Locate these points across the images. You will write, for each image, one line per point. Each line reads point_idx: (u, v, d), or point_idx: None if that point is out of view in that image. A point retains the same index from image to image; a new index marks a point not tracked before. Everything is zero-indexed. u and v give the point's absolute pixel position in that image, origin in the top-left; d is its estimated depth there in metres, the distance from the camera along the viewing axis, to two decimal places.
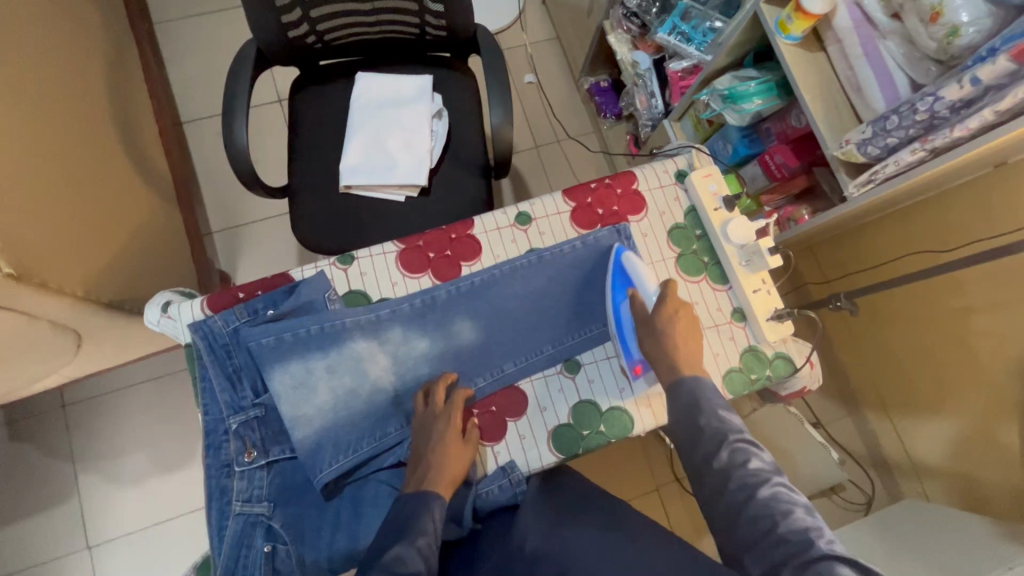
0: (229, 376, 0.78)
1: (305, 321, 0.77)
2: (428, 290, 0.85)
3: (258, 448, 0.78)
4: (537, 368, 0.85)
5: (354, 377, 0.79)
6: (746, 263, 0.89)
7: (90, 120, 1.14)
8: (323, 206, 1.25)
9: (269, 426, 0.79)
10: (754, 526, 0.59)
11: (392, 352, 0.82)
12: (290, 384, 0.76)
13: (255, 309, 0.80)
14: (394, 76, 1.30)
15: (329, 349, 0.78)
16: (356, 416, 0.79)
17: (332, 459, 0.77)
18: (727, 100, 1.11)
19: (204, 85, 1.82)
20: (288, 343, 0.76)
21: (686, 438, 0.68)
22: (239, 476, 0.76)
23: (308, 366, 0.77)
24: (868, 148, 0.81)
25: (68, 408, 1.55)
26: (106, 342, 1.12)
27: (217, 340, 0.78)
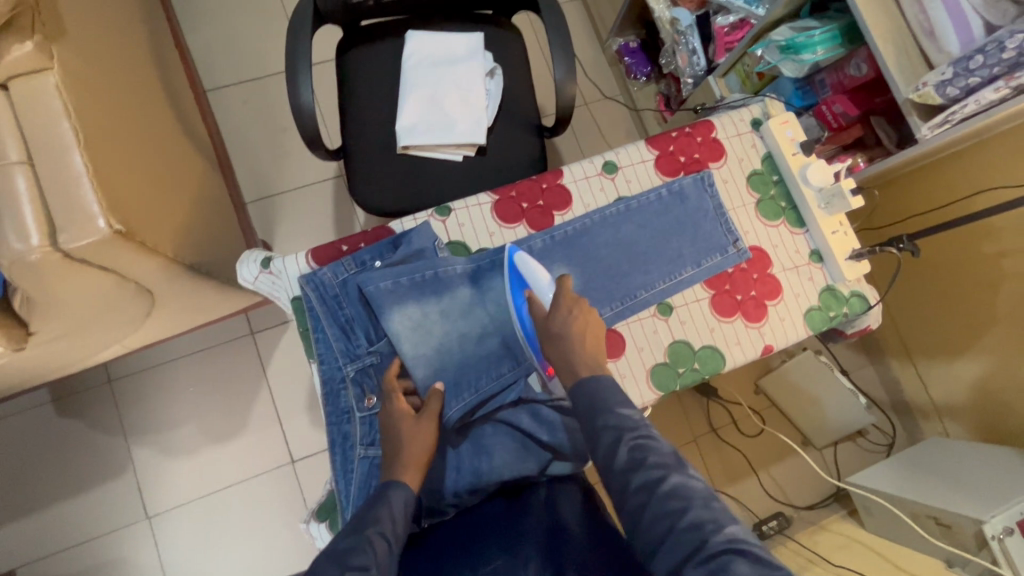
0: (342, 326, 0.80)
1: (414, 270, 0.79)
2: (524, 239, 0.87)
3: (376, 394, 0.79)
4: (632, 312, 0.88)
5: (466, 321, 0.82)
6: (825, 206, 0.93)
7: (142, 80, 1.11)
8: (380, 167, 1.24)
9: (385, 373, 0.81)
10: (657, 520, 0.55)
11: (497, 298, 0.84)
12: (408, 327, 0.78)
13: (363, 260, 0.82)
14: (444, 34, 1.28)
15: (437, 296, 0.80)
16: (471, 358, 0.81)
17: (454, 400, 0.78)
18: (786, 52, 1.13)
19: (227, 52, 1.77)
20: (404, 288, 0.78)
21: (586, 438, 0.64)
22: (360, 422, 0.78)
23: (423, 311, 0.79)
24: (947, 88, 0.84)
25: (114, 383, 1.54)
26: (175, 307, 1.12)
27: (328, 291, 0.80)
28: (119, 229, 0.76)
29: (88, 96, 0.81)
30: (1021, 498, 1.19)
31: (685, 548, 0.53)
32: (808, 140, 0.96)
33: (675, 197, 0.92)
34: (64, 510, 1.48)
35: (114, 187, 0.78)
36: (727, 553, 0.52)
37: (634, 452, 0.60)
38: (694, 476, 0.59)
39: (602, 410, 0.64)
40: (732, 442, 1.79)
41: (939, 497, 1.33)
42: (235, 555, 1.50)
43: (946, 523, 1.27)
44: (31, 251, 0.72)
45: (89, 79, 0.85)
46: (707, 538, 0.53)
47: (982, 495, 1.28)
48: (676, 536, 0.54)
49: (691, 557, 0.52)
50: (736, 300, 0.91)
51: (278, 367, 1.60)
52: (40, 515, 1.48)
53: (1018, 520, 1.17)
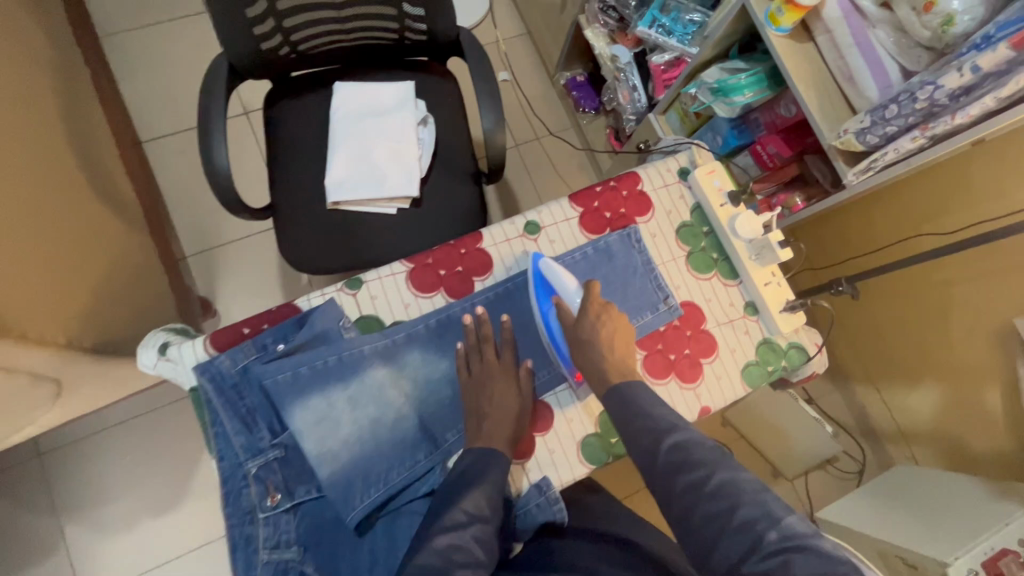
0: (242, 418, 0.74)
1: (319, 353, 0.74)
2: (441, 308, 0.83)
3: (282, 490, 0.74)
4: (560, 380, 0.84)
5: (377, 406, 0.77)
6: (756, 257, 0.90)
7: (48, 150, 1.06)
8: (310, 224, 1.20)
9: (291, 466, 0.75)
10: (707, 520, 0.60)
11: (412, 376, 0.79)
12: (312, 419, 0.73)
13: (265, 344, 0.76)
14: (374, 84, 1.25)
15: (346, 380, 0.76)
16: (384, 445, 0.76)
17: (363, 494, 0.74)
18: (717, 94, 1.12)
19: (163, 101, 1.72)
20: (305, 378, 0.74)
21: (626, 439, 0.70)
22: (263, 523, 0.72)
23: (329, 399, 0.74)
24: (867, 136, 0.83)
25: (44, 457, 1.45)
26: (90, 387, 1.06)
27: (225, 381, 0.74)
28: None
29: None
30: (984, 537, 1.15)
31: (742, 546, 0.58)
32: (736, 189, 0.93)
33: (602, 255, 0.88)
34: None
35: None
36: (784, 550, 0.56)
37: (675, 452, 0.65)
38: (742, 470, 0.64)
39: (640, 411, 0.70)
40: None
41: (905, 535, 1.29)
42: None
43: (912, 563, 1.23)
44: None
45: None
46: (761, 536, 0.57)
47: (946, 533, 1.24)
48: (730, 534, 0.59)
49: (749, 553, 0.57)
50: (669, 359, 0.87)
51: None
52: None
53: (984, 562, 1.13)
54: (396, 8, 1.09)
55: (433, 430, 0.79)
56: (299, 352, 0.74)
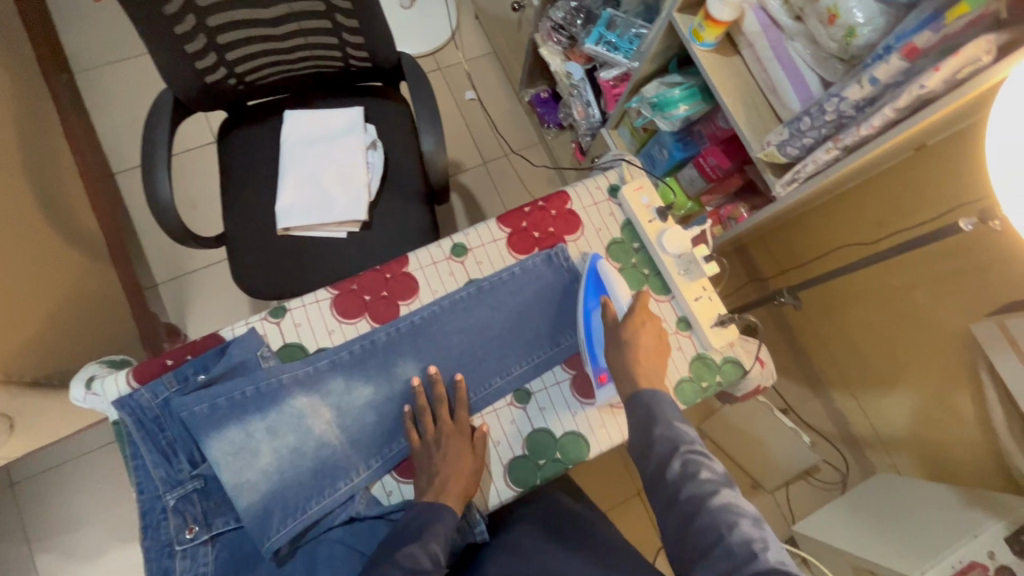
0: (163, 451, 0.75)
1: (238, 385, 0.75)
2: (365, 335, 0.83)
3: (200, 522, 0.74)
4: (486, 402, 0.84)
5: (297, 435, 0.77)
6: (685, 272, 0.89)
7: (1, 187, 1.09)
8: (261, 250, 1.21)
9: (211, 497, 0.76)
10: (704, 531, 0.63)
11: (335, 404, 0.80)
12: (229, 450, 0.74)
13: (186, 376, 0.77)
14: (323, 111, 1.27)
15: (265, 411, 0.76)
16: (303, 475, 0.76)
17: (280, 524, 0.74)
18: (656, 108, 1.12)
19: (135, 132, 1.76)
20: (223, 409, 0.75)
21: (640, 445, 0.73)
22: (181, 556, 0.73)
23: (247, 430, 0.75)
24: (787, 149, 0.83)
25: (17, 486, 1.47)
26: (41, 418, 1.07)
27: (145, 414, 0.75)
28: None
29: None
30: (952, 549, 1.11)
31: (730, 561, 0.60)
32: (665, 205, 0.93)
33: (529, 275, 0.88)
34: None
35: None
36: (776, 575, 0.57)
37: (686, 466, 0.68)
38: (744, 499, 0.66)
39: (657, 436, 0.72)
40: None
41: (876, 550, 1.25)
42: None
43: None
44: None
45: None
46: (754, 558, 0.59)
47: (916, 545, 1.20)
48: (722, 550, 0.61)
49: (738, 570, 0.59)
50: None
51: None
52: None
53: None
54: (336, 37, 1.12)
55: (356, 458, 0.79)
56: (219, 385, 0.75)
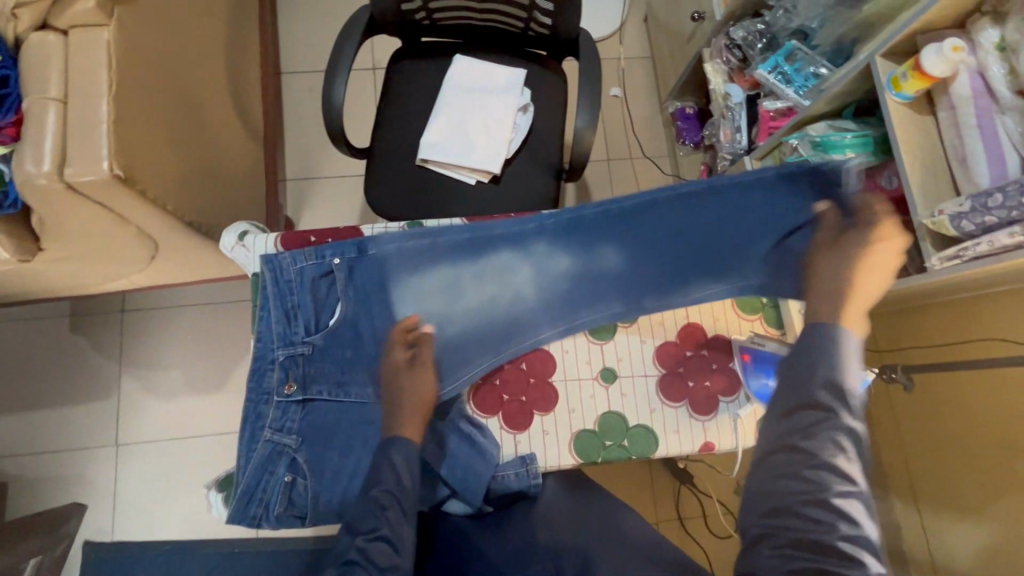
0: (286, 311, 0.83)
1: (371, 275, 0.84)
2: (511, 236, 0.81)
3: (298, 384, 0.83)
4: (678, 304, 0.83)
5: (496, 286, 0.84)
6: (807, 312, 0.86)
7: (209, 52, 1.22)
8: (396, 173, 1.29)
9: (314, 366, 0.84)
10: (799, 484, 0.66)
11: (534, 265, 0.82)
12: (437, 286, 0.85)
13: (323, 254, 0.83)
14: (488, 64, 1.33)
15: (388, 304, 0.85)
16: (494, 322, 0.85)
17: (469, 359, 0.85)
18: (818, 148, 1.08)
19: (308, 41, 1.91)
20: (426, 254, 0.83)
21: (794, 376, 0.72)
22: (275, 406, 0.82)
23: (456, 273, 0.84)
24: (962, 222, 0.79)
25: (126, 313, 1.67)
26: (176, 258, 1.21)
27: (282, 274, 0.83)
28: (119, 174, 0.83)
29: (134, 53, 0.91)
30: None
31: (802, 515, 0.64)
32: None
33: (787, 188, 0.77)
34: (46, 418, 1.60)
35: (129, 136, 0.86)
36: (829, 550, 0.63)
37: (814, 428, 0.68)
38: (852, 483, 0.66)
39: (831, 484, 0.65)
40: (694, 534, 1.66)
41: None
42: (181, 502, 1.58)
43: None
44: (40, 175, 0.81)
45: (148, 41, 0.96)
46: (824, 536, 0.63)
47: None
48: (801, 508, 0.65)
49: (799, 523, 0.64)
50: (687, 386, 0.86)
51: None
52: (27, 416, 1.59)
53: None
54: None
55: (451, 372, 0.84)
56: (354, 270, 0.84)
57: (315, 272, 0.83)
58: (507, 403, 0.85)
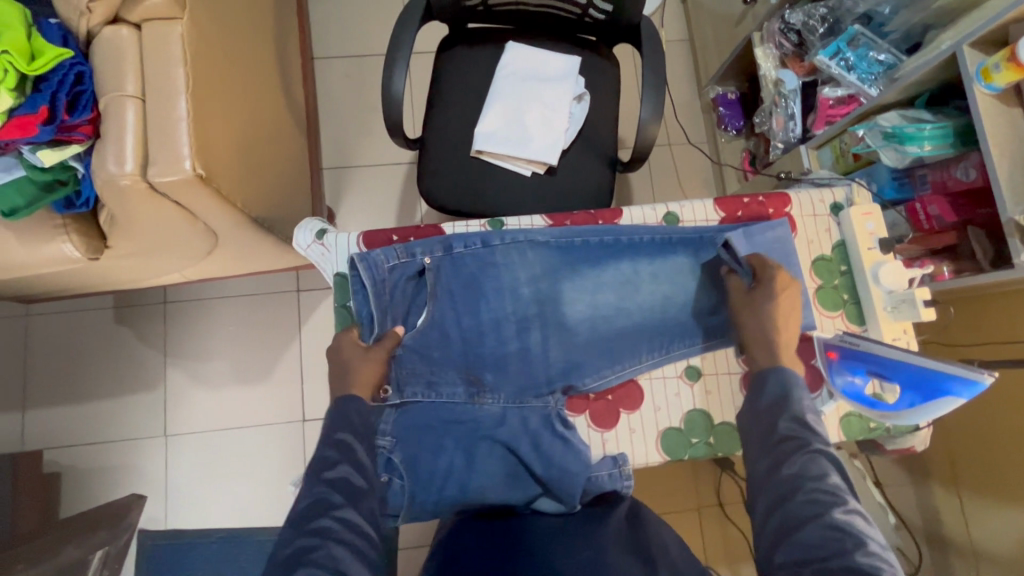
0: (374, 310, 0.84)
1: (460, 275, 0.86)
2: (612, 245, 0.88)
3: (389, 384, 0.82)
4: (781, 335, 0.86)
5: (671, 287, 0.88)
6: (891, 309, 0.86)
7: (262, 40, 1.19)
8: (450, 164, 1.27)
9: (401, 365, 0.84)
10: (806, 502, 0.62)
11: (708, 272, 0.89)
12: (618, 280, 0.88)
13: (411, 253, 0.85)
14: (541, 52, 1.30)
15: (477, 304, 0.87)
16: (671, 322, 0.87)
17: (643, 355, 0.86)
18: (890, 139, 1.06)
19: (341, 24, 1.86)
20: (597, 248, 0.88)
21: (763, 414, 0.72)
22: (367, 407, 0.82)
23: (635, 268, 0.89)
24: None
25: (169, 305, 1.67)
26: (233, 253, 1.20)
27: (371, 274, 0.83)
28: (200, 173, 0.82)
29: (206, 46, 0.88)
30: None
31: (809, 526, 0.60)
32: (889, 237, 0.90)
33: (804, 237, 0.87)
34: (94, 409, 1.61)
35: (207, 133, 0.85)
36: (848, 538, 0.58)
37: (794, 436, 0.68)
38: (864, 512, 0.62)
39: (829, 505, 0.61)
40: (735, 520, 1.68)
41: None
42: (231, 491, 1.60)
43: None
44: (123, 175, 0.80)
45: (216, 33, 0.94)
46: (826, 513, 0.60)
47: None
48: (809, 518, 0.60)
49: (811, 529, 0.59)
50: None
51: (312, 329, 1.68)
52: (74, 407, 1.60)
53: None
54: None
55: (540, 373, 0.86)
56: (444, 270, 0.86)
57: (405, 273, 0.85)
58: (593, 402, 0.86)
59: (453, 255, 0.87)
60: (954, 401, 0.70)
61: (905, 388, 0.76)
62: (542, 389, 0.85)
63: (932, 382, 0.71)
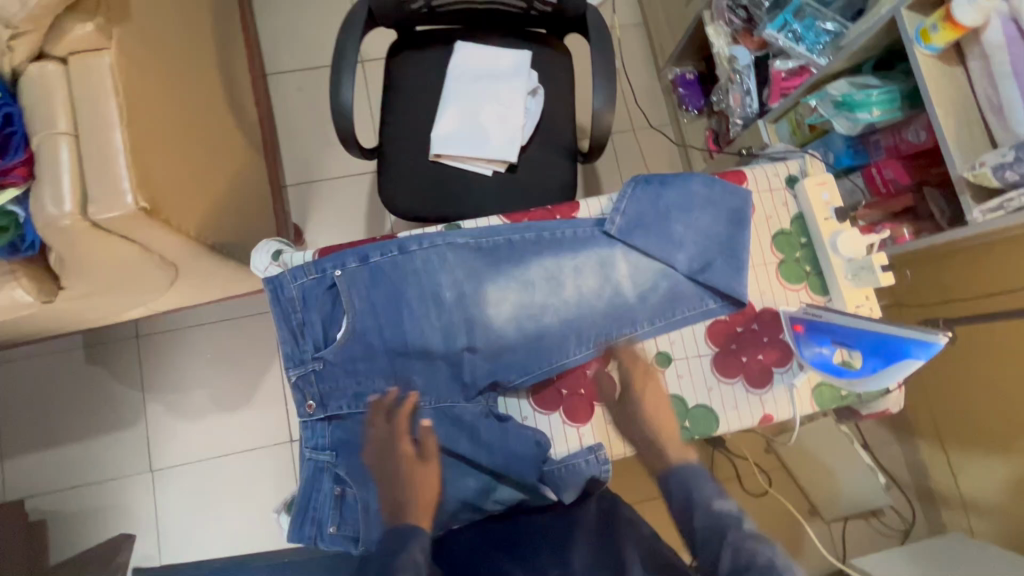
0: (292, 330, 0.81)
1: (377, 285, 0.82)
2: (532, 239, 0.87)
3: (317, 401, 0.81)
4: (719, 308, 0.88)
5: (598, 278, 0.87)
6: (852, 277, 0.87)
7: (204, 61, 1.16)
8: (410, 171, 1.26)
9: (326, 382, 0.81)
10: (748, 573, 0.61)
11: (634, 260, 0.87)
12: (543, 276, 0.86)
13: (324, 269, 0.82)
14: (491, 49, 1.29)
15: (398, 313, 0.82)
16: (600, 313, 0.86)
17: (572, 350, 0.85)
18: (840, 107, 1.07)
19: (291, 38, 1.83)
20: (517, 246, 0.86)
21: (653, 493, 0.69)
22: (303, 426, 0.81)
23: (559, 263, 0.87)
24: (1006, 172, 0.79)
25: (141, 339, 1.63)
26: (197, 282, 1.18)
27: (284, 293, 0.81)
28: (144, 207, 0.80)
29: (139, 75, 0.86)
30: None
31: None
32: (844, 206, 0.90)
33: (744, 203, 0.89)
34: (75, 452, 1.58)
35: (148, 164, 0.83)
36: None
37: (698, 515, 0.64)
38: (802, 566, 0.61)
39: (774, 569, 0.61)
40: (731, 496, 1.70)
41: None
42: (225, 519, 1.59)
43: None
44: (63, 216, 0.78)
45: (150, 61, 0.91)
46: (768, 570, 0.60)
47: None
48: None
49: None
50: (740, 361, 0.87)
51: None
52: (53, 453, 1.57)
53: None
54: None
55: (467, 376, 0.83)
56: (358, 281, 0.82)
57: (319, 289, 0.82)
58: (567, 398, 0.85)
59: (369, 265, 0.83)
60: (913, 362, 0.70)
61: (868, 354, 0.75)
62: (471, 391, 0.83)
63: (892, 346, 0.70)
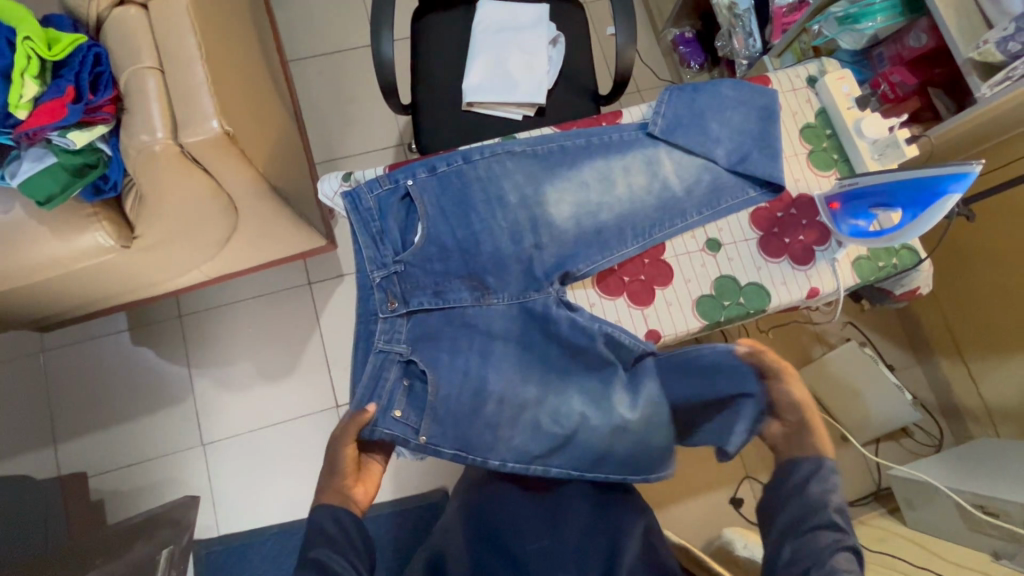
0: (372, 237, 0.88)
1: (446, 192, 0.90)
2: (582, 144, 0.94)
3: (399, 299, 0.88)
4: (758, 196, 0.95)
5: (647, 175, 0.94)
6: (878, 157, 0.94)
7: (249, 29, 1.24)
8: (446, 121, 1.33)
9: (407, 281, 0.88)
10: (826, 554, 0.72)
11: (677, 157, 0.94)
12: (596, 176, 0.93)
13: (396, 180, 0.89)
14: (511, 4, 1.37)
15: (467, 217, 0.89)
16: (650, 207, 0.93)
17: (627, 242, 0.92)
18: (844, 23, 1.15)
19: (309, 27, 1.91)
20: (570, 151, 0.93)
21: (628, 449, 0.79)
22: (384, 322, 0.88)
23: (609, 164, 0.94)
24: (1009, 44, 0.88)
25: (184, 317, 1.68)
26: (249, 237, 1.23)
27: (361, 203, 0.88)
28: (229, 131, 0.86)
29: (208, 20, 0.93)
30: None
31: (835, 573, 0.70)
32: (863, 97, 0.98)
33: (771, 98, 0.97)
34: (127, 431, 1.61)
35: (225, 95, 0.89)
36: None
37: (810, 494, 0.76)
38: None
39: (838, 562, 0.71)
40: None
41: (985, 485, 1.26)
42: (277, 486, 1.61)
43: (993, 511, 1.19)
44: (156, 141, 0.84)
45: (215, 13, 0.99)
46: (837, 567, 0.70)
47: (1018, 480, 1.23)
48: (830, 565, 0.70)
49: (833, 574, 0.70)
50: (783, 243, 0.94)
51: (330, 318, 1.71)
52: (106, 434, 1.60)
53: None
54: None
55: (536, 270, 0.90)
56: (428, 189, 0.89)
57: (393, 198, 0.89)
58: (629, 285, 0.92)
59: (437, 175, 0.90)
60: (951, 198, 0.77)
61: (907, 207, 0.83)
62: (541, 283, 0.90)
63: (929, 188, 0.78)
